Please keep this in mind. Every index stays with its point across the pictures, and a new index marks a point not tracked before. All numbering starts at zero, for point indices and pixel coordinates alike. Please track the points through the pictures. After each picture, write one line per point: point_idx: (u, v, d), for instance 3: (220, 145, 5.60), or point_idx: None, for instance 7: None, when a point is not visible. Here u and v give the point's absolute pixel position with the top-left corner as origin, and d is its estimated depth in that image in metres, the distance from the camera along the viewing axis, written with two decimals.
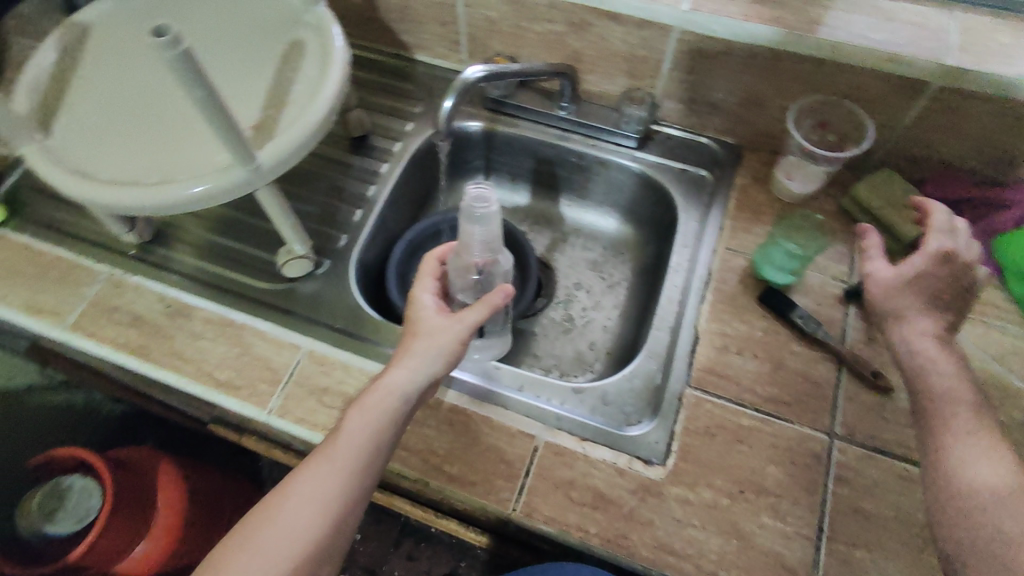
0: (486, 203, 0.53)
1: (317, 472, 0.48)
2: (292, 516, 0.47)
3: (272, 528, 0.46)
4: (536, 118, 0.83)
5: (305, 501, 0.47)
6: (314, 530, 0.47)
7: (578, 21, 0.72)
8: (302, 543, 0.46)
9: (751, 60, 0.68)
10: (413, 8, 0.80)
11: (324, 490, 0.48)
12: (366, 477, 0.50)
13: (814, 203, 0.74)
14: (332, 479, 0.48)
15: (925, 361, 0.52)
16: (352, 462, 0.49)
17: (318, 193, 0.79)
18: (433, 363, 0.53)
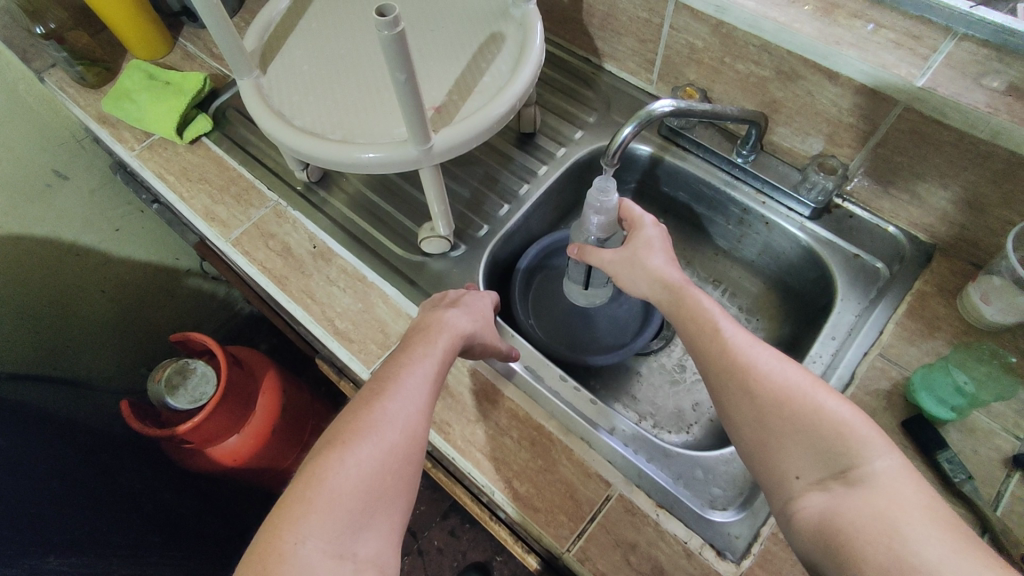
0: (605, 196, 0.61)
1: (408, 371, 0.52)
2: (397, 410, 0.49)
3: (376, 420, 0.48)
4: (708, 157, 0.79)
5: (401, 397, 0.50)
6: (417, 420, 0.49)
7: (788, 71, 0.66)
8: (410, 429, 0.48)
9: (983, 159, 0.58)
10: (616, 19, 0.78)
11: (419, 384, 0.52)
12: (446, 375, 0.55)
13: (1008, 338, 0.63)
14: (426, 377, 0.52)
15: (749, 379, 0.49)
16: (438, 359, 0.54)
17: (473, 177, 0.80)
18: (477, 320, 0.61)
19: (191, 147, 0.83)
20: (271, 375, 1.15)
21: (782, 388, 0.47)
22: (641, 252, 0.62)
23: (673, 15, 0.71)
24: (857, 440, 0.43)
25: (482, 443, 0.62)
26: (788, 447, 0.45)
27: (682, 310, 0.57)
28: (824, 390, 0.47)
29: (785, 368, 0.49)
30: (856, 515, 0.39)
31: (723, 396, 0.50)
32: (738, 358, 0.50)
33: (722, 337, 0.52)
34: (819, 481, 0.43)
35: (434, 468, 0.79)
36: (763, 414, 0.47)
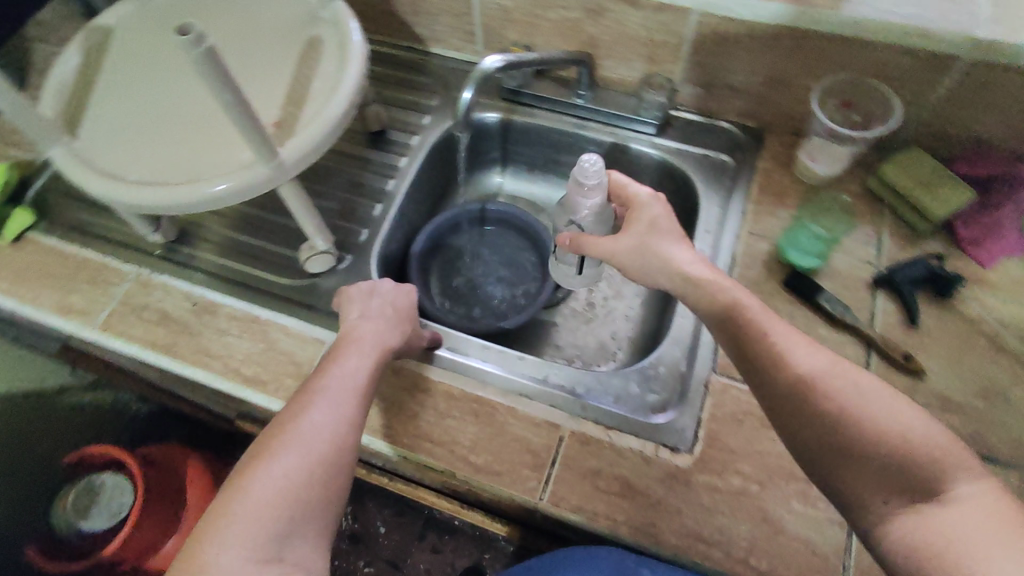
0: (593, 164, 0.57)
1: (336, 375, 0.52)
2: (325, 420, 0.48)
3: (301, 429, 0.47)
4: (553, 107, 0.82)
5: (329, 403, 0.49)
6: (346, 423, 0.49)
7: (595, 8, 0.72)
8: (338, 434, 0.48)
9: (773, 41, 0.67)
10: (427, 0, 0.80)
11: (348, 387, 0.51)
12: (377, 376, 0.54)
13: (842, 185, 0.72)
14: (357, 383, 0.51)
15: (810, 389, 0.46)
16: (367, 362, 0.54)
17: (338, 188, 0.79)
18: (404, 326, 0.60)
19: (19, 245, 0.75)
20: (193, 463, 1.04)
21: (843, 395, 0.46)
22: (667, 242, 0.56)
23: None
24: (940, 462, 0.43)
25: (429, 433, 0.62)
26: (862, 471, 0.44)
27: (712, 307, 0.52)
28: (904, 401, 0.46)
29: (855, 375, 0.47)
30: (946, 542, 0.40)
31: (787, 410, 0.47)
32: (801, 369, 0.47)
33: (775, 346, 0.48)
34: (902, 502, 0.43)
35: (391, 481, 0.80)
36: (836, 429, 0.45)
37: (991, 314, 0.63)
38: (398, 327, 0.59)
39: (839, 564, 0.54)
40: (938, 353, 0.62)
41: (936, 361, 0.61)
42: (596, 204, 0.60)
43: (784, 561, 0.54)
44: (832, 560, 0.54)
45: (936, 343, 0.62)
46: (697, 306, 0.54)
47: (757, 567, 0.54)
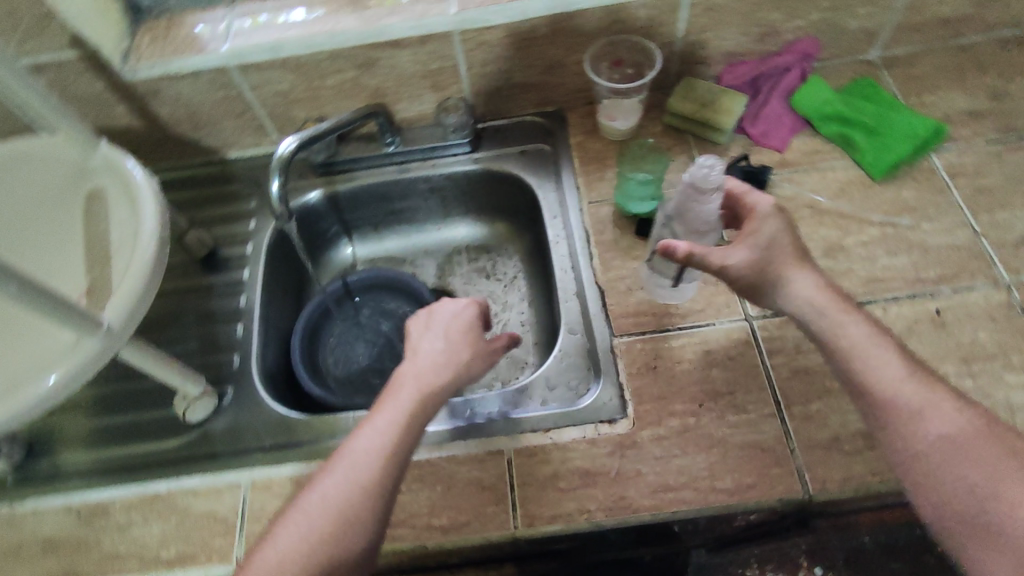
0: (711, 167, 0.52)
1: (361, 433, 0.52)
2: (332, 486, 0.49)
3: (312, 496, 0.49)
4: (370, 163, 0.83)
5: (341, 469, 0.50)
6: (350, 493, 0.49)
7: (365, 61, 0.74)
8: (336, 507, 0.48)
9: (531, 34, 0.73)
10: (204, 113, 0.78)
11: (364, 451, 0.51)
12: (407, 434, 0.52)
13: (646, 131, 0.79)
14: (376, 435, 0.52)
15: (938, 453, 0.49)
16: (394, 419, 0.53)
17: (189, 326, 0.73)
18: (471, 349, 0.59)
19: None
20: None
21: (951, 465, 0.49)
22: (789, 270, 0.56)
23: (245, 77, 0.74)
24: None
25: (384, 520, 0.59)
26: (989, 554, 0.46)
27: (851, 356, 0.54)
28: (1012, 463, 0.48)
29: (981, 439, 0.49)
30: None
31: (899, 441, 0.51)
32: (931, 442, 0.50)
33: (916, 422, 0.50)
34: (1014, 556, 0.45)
35: None
36: (942, 467, 0.49)
37: (804, 187, 0.72)
38: (460, 349, 0.58)
39: (788, 449, 0.58)
40: None
41: None
42: (712, 209, 0.55)
43: (745, 470, 0.57)
44: (781, 449, 0.58)
45: None
46: (813, 329, 0.56)
47: (726, 487, 0.57)
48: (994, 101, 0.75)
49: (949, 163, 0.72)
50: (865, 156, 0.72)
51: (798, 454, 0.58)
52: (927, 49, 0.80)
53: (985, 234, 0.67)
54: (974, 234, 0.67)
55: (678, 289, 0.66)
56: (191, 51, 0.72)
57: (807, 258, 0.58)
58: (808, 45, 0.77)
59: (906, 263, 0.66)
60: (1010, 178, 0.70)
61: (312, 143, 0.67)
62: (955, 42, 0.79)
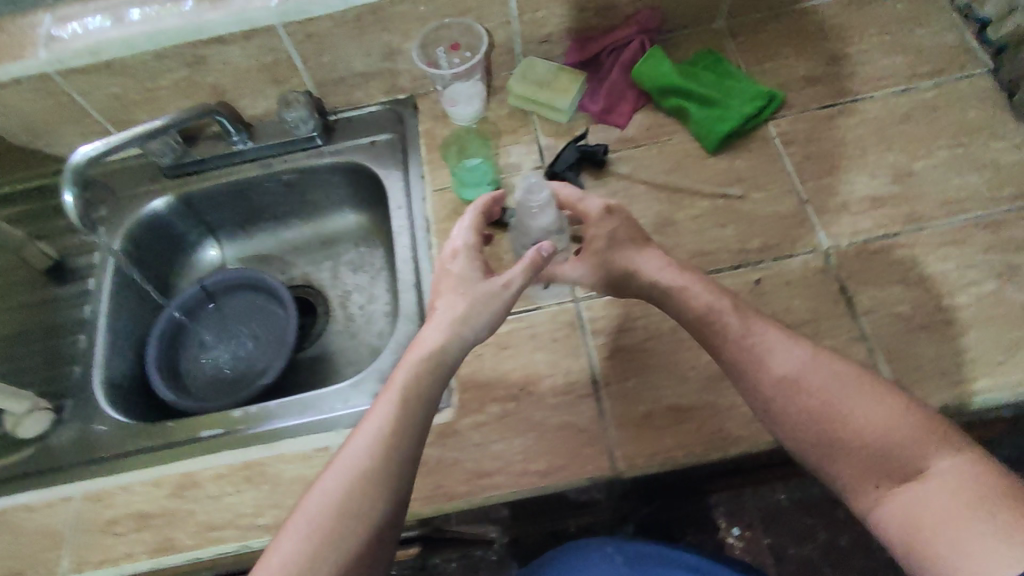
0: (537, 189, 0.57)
1: (362, 427, 0.52)
2: (332, 483, 0.49)
3: (313, 497, 0.49)
4: (221, 163, 0.81)
5: (343, 465, 0.50)
6: (351, 489, 0.49)
7: (193, 59, 0.71)
8: (337, 504, 0.49)
9: (360, 22, 0.70)
10: (37, 121, 0.75)
11: (363, 446, 0.51)
12: (406, 417, 0.52)
13: (492, 114, 0.78)
14: (375, 422, 0.52)
15: (785, 384, 0.52)
16: (390, 407, 0.52)
17: (33, 341, 0.73)
18: (469, 298, 0.57)
19: None
20: None
21: (795, 390, 0.51)
22: (636, 253, 0.59)
23: (70, 83, 0.71)
24: (908, 452, 0.47)
25: (211, 521, 0.60)
26: (843, 464, 0.50)
27: (708, 325, 0.55)
28: (852, 379, 0.51)
29: (857, 387, 0.51)
30: (906, 511, 0.46)
31: (776, 414, 0.52)
32: (779, 372, 0.52)
33: (770, 363, 0.52)
34: (890, 481, 0.48)
35: None
36: (827, 423, 0.50)
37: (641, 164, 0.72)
38: (455, 303, 0.57)
39: (600, 428, 0.59)
40: None
41: None
42: (542, 226, 0.60)
43: (558, 451, 0.59)
44: (593, 428, 0.59)
45: None
46: (670, 304, 0.58)
47: (538, 469, 0.58)
48: (831, 66, 0.75)
49: (783, 131, 0.72)
50: (702, 127, 0.71)
51: (609, 432, 0.59)
52: (770, 15, 0.79)
53: (809, 202, 0.67)
54: (799, 202, 0.67)
55: (550, 288, 0.66)
56: (9, 58, 0.69)
57: (649, 242, 0.60)
58: (646, 18, 0.76)
59: (731, 235, 0.67)
60: (840, 143, 0.70)
61: (114, 151, 0.65)
62: (796, 7, 0.79)
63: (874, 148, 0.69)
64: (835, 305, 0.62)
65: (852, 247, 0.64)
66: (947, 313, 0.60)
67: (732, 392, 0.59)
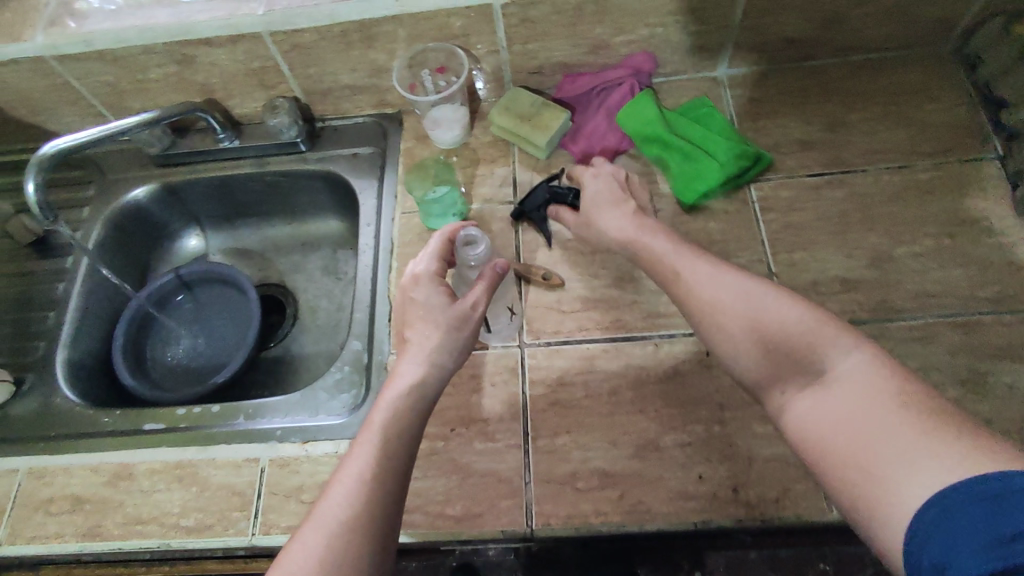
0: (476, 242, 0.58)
1: (365, 433, 0.49)
2: (314, 537, 0.44)
3: (326, 504, 0.45)
4: (207, 157, 0.83)
5: (352, 469, 0.47)
6: (369, 489, 0.46)
7: (182, 57, 0.72)
8: (356, 507, 0.45)
9: (345, 38, 0.70)
10: (36, 100, 0.78)
11: (369, 450, 0.48)
12: (411, 418, 0.50)
13: (474, 140, 0.77)
14: (359, 468, 0.47)
15: (705, 307, 0.52)
16: (395, 408, 0.50)
17: (7, 311, 0.75)
18: (443, 326, 0.54)
19: None
20: None
21: (719, 311, 0.51)
22: (604, 210, 0.64)
23: (66, 68, 0.74)
24: (821, 349, 0.45)
25: (138, 515, 0.62)
26: (771, 381, 0.48)
27: (654, 257, 0.58)
28: (765, 287, 0.50)
29: (767, 294, 0.50)
30: (824, 417, 0.43)
31: (707, 333, 0.52)
32: (700, 296, 0.53)
33: (692, 287, 0.54)
34: (800, 386, 0.46)
35: None
36: (751, 333, 0.49)
37: None
38: (426, 332, 0.54)
39: (523, 482, 0.59)
40: (574, 262, 0.68)
41: (573, 269, 0.68)
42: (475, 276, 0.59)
43: (477, 499, 0.59)
44: (516, 481, 0.59)
45: (573, 254, 0.69)
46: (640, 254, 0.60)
47: (454, 514, 0.58)
48: (829, 131, 0.71)
49: (765, 196, 0.69)
50: (681, 182, 0.69)
51: (531, 487, 0.59)
52: (774, 69, 0.76)
53: (778, 274, 0.65)
54: (768, 274, 0.65)
55: (495, 330, 0.65)
56: (8, 40, 0.71)
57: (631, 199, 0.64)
58: (639, 62, 0.74)
59: None
60: (822, 216, 0.67)
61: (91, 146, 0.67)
62: (803, 64, 0.76)
63: (857, 226, 0.66)
64: None
65: None
66: None
67: (659, 464, 0.58)
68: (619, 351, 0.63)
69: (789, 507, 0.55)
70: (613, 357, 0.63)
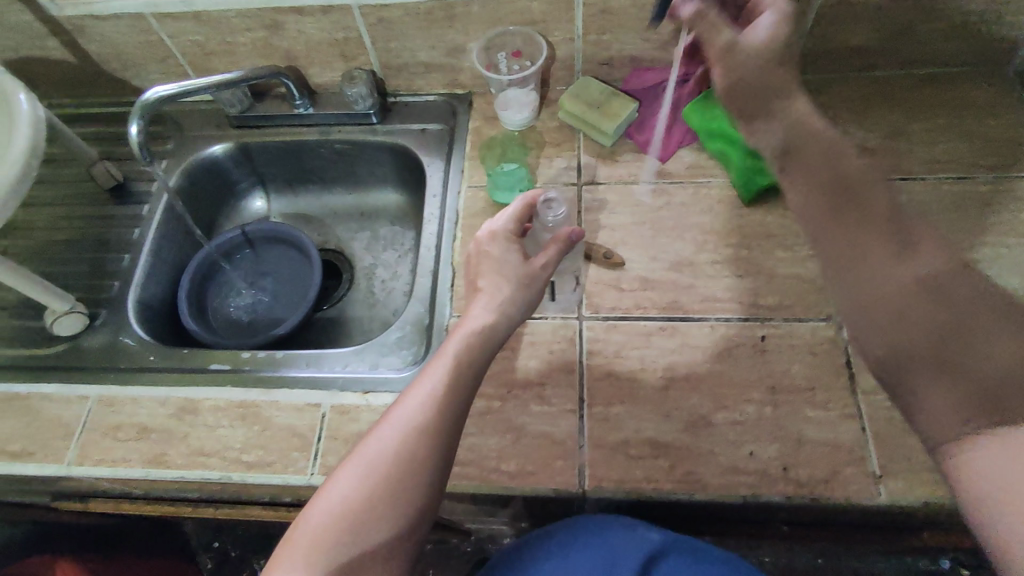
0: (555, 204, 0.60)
1: (417, 383, 0.52)
2: (389, 436, 0.49)
3: (369, 445, 0.50)
4: (282, 122, 0.86)
5: (398, 416, 0.50)
6: (410, 439, 0.49)
7: (272, 23, 0.76)
8: (396, 454, 0.49)
9: (430, 15, 0.74)
10: (127, 54, 0.82)
11: (419, 401, 0.50)
12: (464, 376, 0.52)
13: (541, 124, 0.80)
14: (429, 387, 0.51)
15: (896, 302, 0.47)
16: (449, 366, 0.52)
17: (84, 251, 0.79)
18: (515, 282, 0.56)
19: None
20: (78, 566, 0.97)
21: (912, 317, 0.47)
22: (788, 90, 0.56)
23: (162, 26, 0.77)
24: (1019, 395, 0.44)
25: (201, 448, 0.65)
26: (936, 394, 0.46)
27: (831, 238, 0.51)
28: (974, 306, 0.46)
29: (982, 322, 0.45)
30: (997, 465, 0.44)
31: (891, 316, 0.47)
32: (892, 292, 0.47)
33: (884, 281, 0.48)
34: (983, 423, 0.44)
35: (222, 509, 0.79)
36: (940, 348, 0.46)
37: (673, 199, 0.73)
38: (499, 285, 0.55)
39: (576, 445, 0.61)
40: (634, 244, 0.71)
41: (633, 250, 0.71)
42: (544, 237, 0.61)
43: (530, 457, 0.61)
44: (569, 444, 0.61)
45: (633, 237, 0.72)
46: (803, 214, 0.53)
47: (508, 469, 0.61)
48: (888, 139, 0.74)
49: None
50: (743, 179, 0.71)
51: (584, 450, 0.61)
52: (837, 77, 0.79)
53: None
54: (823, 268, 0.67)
55: (557, 301, 0.68)
56: None
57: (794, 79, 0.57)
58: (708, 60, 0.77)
59: (746, 287, 0.67)
60: None
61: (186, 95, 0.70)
62: (865, 74, 0.79)
63: None
64: (835, 378, 0.62)
65: None
66: None
67: (710, 440, 0.60)
68: (675, 330, 0.66)
69: (835, 488, 0.57)
70: (669, 335, 0.66)
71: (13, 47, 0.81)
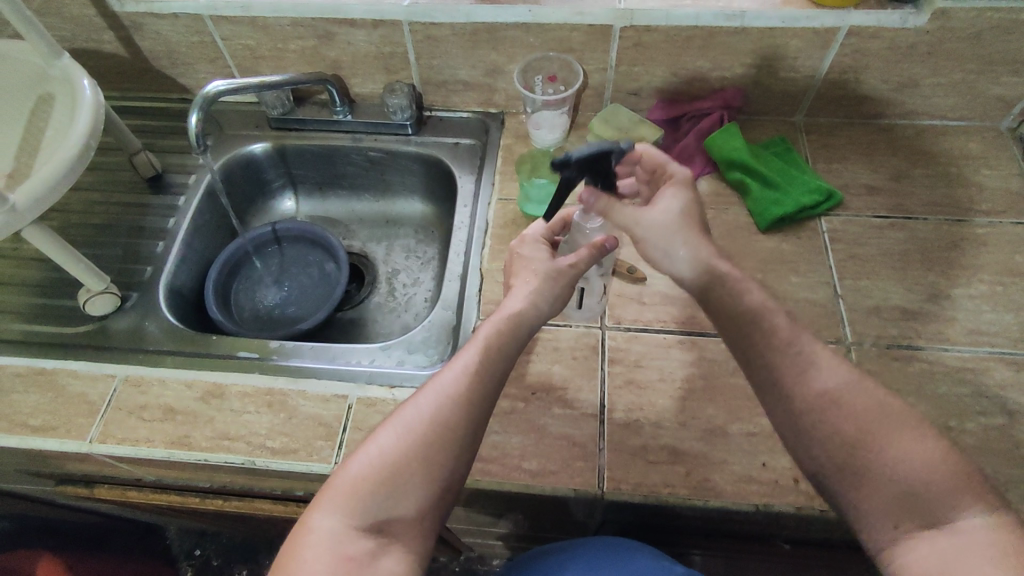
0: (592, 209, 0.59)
1: (453, 361, 0.55)
2: (427, 402, 0.52)
3: (406, 411, 0.52)
4: (319, 128, 0.90)
5: (435, 388, 0.53)
6: (445, 410, 0.52)
7: (324, 33, 0.80)
8: (432, 422, 0.51)
9: (474, 36, 0.79)
10: (179, 53, 0.86)
11: (454, 377, 0.53)
12: (498, 359, 0.55)
13: (570, 146, 0.84)
14: (465, 362, 0.54)
15: (817, 402, 0.53)
16: (486, 348, 0.54)
17: (119, 236, 0.81)
18: (542, 278, 0.58)
19: None
20: None
21: (834, 416, 0.52)
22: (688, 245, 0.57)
23: (217, 28, 0.81)
24: (937, 494, 0.49)
25: (227, 432, 0.66)
26: (866, 496, 0.51)
27: (753, 342, 0.56)
28: (881, 409, 0.52)
29: (897, 426, 0.52)
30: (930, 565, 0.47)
31: (807, 428, 0.53)
32: (811, 395, 0.53)
33: (808, 386, 0.53)
34: (912, 524, 0.49)
35: (228, 501, 0.79)
36: (860, 448, 0.51)
37: None
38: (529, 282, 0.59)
39: (596, 447, 0.63)
40: None
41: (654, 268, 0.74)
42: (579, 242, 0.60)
43: (552, 457, 0.63)
44: (590, 446, 0.63)
45: None
46: (728, 326, 0.57)
47: (530, 468, 0.62)
48: (893, 181, 0.79)
49: (833, 229, 0.76)
50: (758, 207, 0.76)
51: (603, 453, 0.63)
52: (847, 122, 0.85)
53: (843, 296, 0.71)
54: (833, 294, 0.71)
55: (584, 309, 0.70)
56: None
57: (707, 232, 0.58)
58: (731, 96, 0.82)
59: None
60: (885, 253, 0.74)
61: (237, 92, 0.75)
62: (872, 121, 0.85)
63: (917, 266, 0.73)
64: None
65: (875, 349, 0.67)
66: (955, 434, 0.62)
67: (725, 449, 0.62)
68: (693, 344, 0.69)
69: None
70: (687, 348, 0.69)
71: (69, 38, 0.85)
